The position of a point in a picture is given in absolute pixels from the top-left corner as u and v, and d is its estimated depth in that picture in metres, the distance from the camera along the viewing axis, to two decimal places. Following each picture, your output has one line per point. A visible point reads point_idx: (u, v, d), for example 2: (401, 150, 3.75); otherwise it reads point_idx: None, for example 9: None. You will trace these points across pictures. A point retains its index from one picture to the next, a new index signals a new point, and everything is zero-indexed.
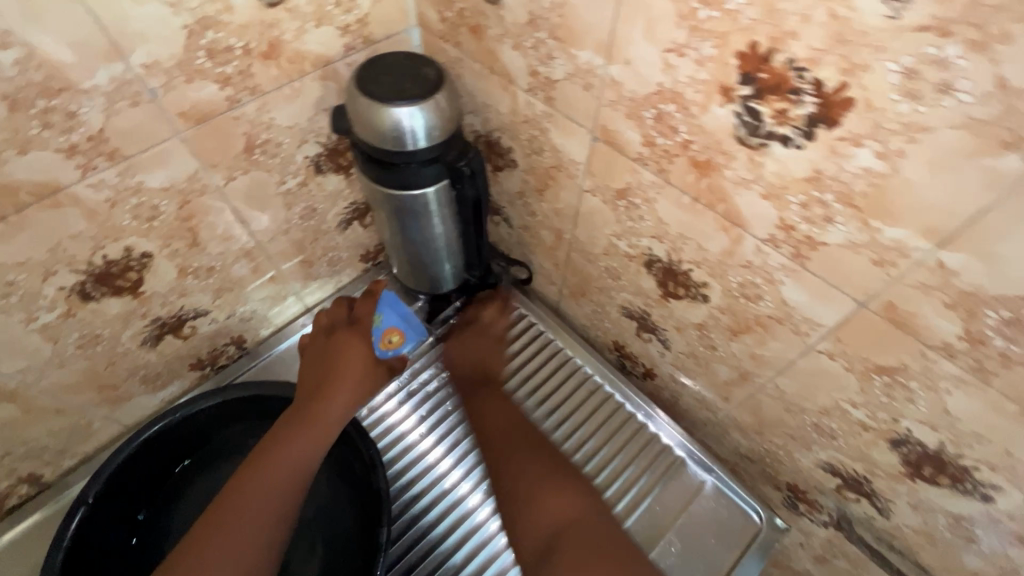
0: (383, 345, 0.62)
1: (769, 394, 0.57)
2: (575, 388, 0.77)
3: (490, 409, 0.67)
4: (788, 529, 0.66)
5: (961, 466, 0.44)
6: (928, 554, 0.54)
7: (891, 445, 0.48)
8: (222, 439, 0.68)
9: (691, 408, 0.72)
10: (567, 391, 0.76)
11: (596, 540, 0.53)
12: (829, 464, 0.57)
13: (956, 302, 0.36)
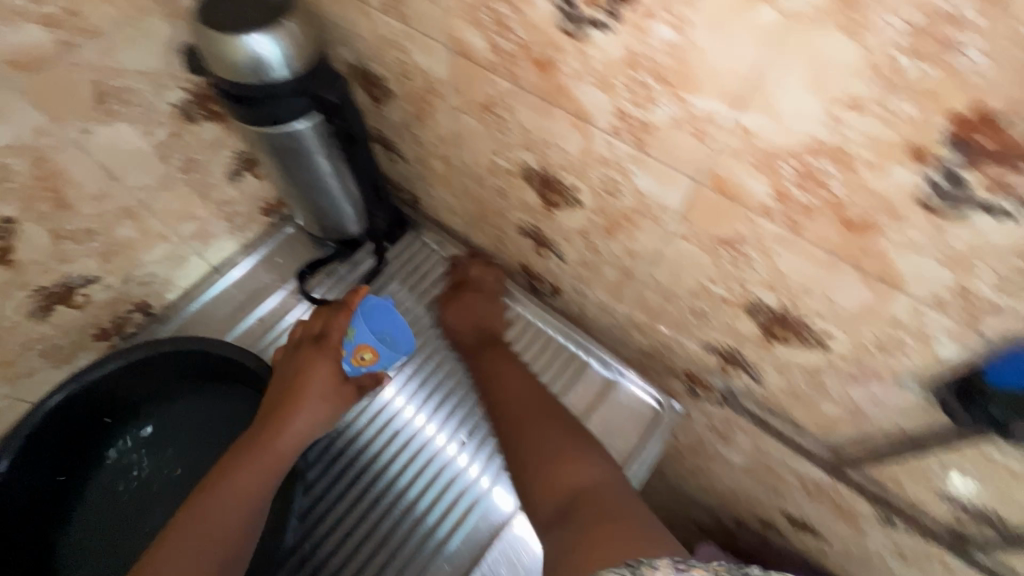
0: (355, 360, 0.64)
1: (650, 288, 0.61)
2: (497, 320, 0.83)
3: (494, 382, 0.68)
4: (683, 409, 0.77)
5: (801, 321, 0.49)
6: (796, 410, 0.60)
7: (747, 312, 0.53)
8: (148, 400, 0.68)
9: (596, 316, 0.76)
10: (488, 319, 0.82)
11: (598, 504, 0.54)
12: (709, 345, 0.62)
13: (761, 162, 0.39)
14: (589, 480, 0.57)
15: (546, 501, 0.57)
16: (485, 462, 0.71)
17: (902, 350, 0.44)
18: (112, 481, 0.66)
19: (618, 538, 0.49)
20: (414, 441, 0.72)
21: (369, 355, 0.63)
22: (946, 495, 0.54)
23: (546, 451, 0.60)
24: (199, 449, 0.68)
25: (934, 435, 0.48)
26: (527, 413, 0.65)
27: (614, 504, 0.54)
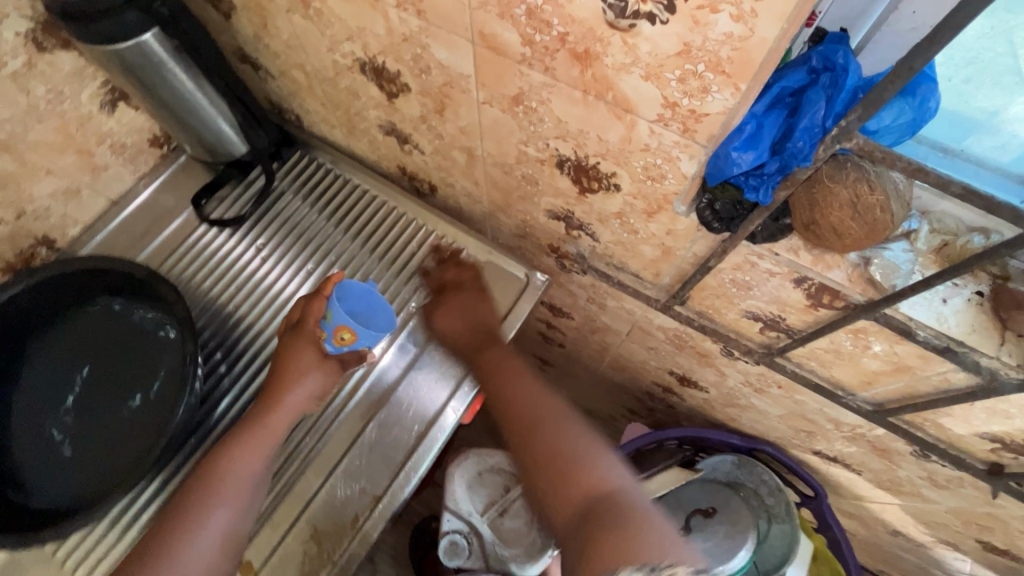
0: (337, 341, 0.66)
1: (490, 164, 0.67)
2: (378, 215, 0.86)
3: (508, 376, 0.69)
4: (546, 282, 0.81)
5: (593, 165, 0.56)
6: (629, 260, 0.69)
7: (558, 167, 0.60)
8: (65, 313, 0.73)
9: (470, 207, 0.82)
10: (368, 216, 0.86)
11: (613, 530, 0.50)
12: (551, 211, 0.69)
13: (501, 9, 0.44)
14: (601, 489, 0.56)
15: (559, 511, 0.57)
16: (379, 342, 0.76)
17: (662, 175, 0.51)
18: (32, 387, 0.70)
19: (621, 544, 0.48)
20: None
21: (348, 336, 0.65)
22: (748, 311, 0.63)
23: (549, 465, 0.59)
24: (102, 363, 0.72)
25: (713, 252, 0.56)
26: (532, 417, 0.64)
27: (628, 515, 0.52)
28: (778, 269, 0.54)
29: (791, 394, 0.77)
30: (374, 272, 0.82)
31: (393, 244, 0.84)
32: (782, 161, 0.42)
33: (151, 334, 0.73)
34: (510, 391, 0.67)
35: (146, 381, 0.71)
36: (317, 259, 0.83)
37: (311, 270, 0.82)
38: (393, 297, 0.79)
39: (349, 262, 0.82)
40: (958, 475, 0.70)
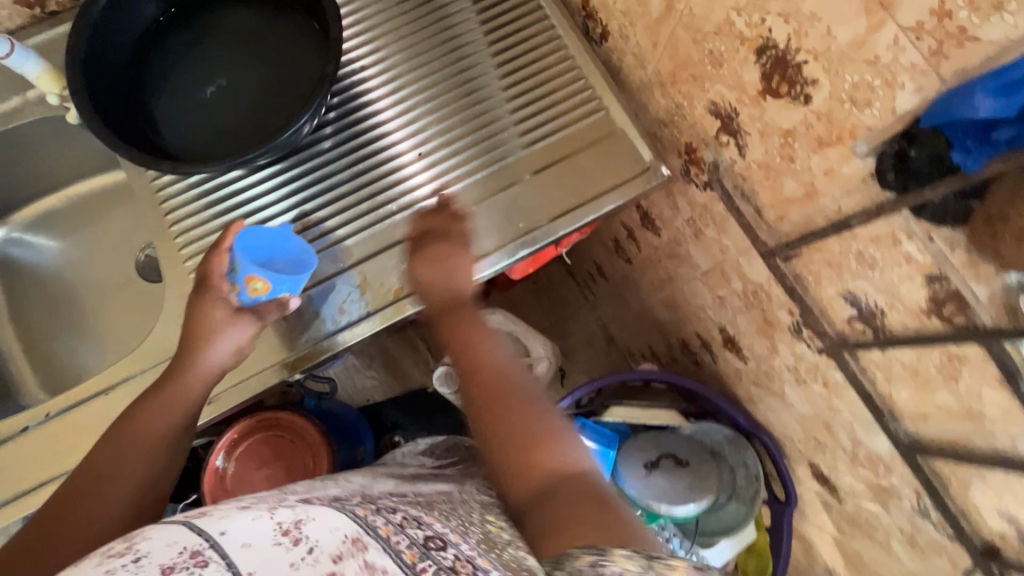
0: (251, 291, 0.69)
1: (684, 24, 0.62)
2: (529, 43, 0.82)
3: (470, 335, 0.65)
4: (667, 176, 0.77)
5: (797, 63, 0.50)
6: (762, 191, 0.65)
7: (756, 56, 0.55)
8: None
9: (628, 72, 0.78)
10: (508, 46, 0.82)
11: (579, 504, 0.48)
12: (715, 104, 0.64)
13: None
14: (563, 466, 0.53)
15: (514, 484, 0.54)
16: (438, 182, 0.78)
17: (869, 101, 0.46)
18: (183, 41, 0.75)
19: (592, 521, 0.46)
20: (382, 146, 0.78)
21: (262, 285, 0.68)
22: (850, 294, 0.60)
23: (504, 438, 0.56)
24: (243, 51, 0.74)
25: (861, 211, 0.52)
26: (491, 387, 0.59)
27: (594, 492, 0.50)
28: (917, 258, 0.50)
29: (831, 398, 0.75)
30: (501, 97, 0.80)
31: (534, 78, 0.80)
32: (1020, 130, 0.37)
33: (294, 44, 0.74)
34: (475, 355, 0.63)
35: (269, 86, 0.73)
36: (453, 62, 0.81)
37: (444, 68, 0.81)
38: (482, 139, 0.79)
39: (484, 77, 0.81)
40: (943, 541, 0.69)
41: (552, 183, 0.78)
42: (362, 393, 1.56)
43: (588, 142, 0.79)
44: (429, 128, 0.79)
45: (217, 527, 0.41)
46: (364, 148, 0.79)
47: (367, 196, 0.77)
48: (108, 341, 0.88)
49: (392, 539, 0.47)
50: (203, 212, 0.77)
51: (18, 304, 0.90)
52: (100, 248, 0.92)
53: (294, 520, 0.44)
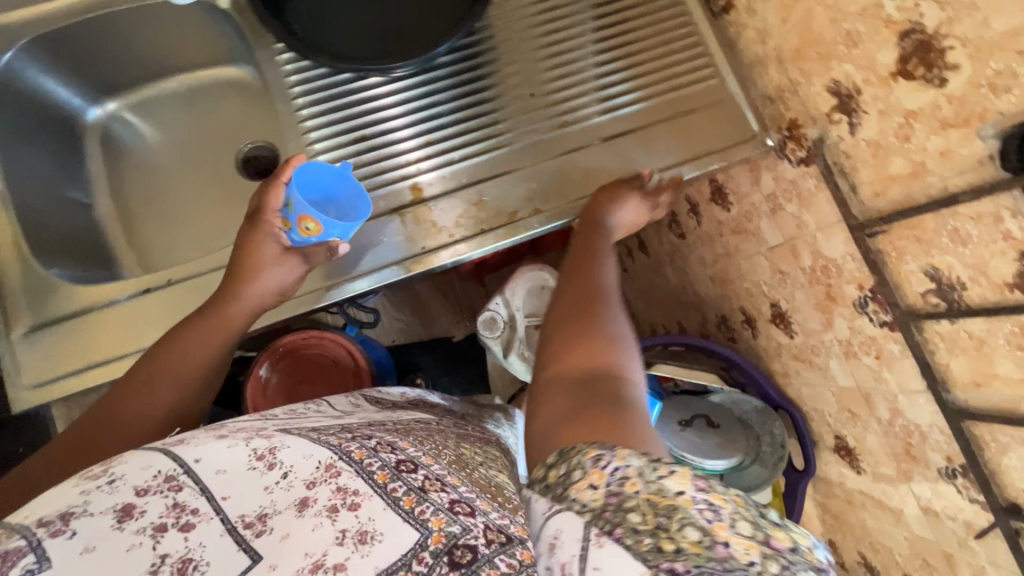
0: (303, 229, 0.70)
1: (827, 3, 0.69)
2: (640, 18, 0.89)
3: (583, 267, 0.72)
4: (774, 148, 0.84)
5: (943, 48, 0.58)
6: (864, 169, 0.72)
7: (899, 39, 0.62)
8: None
9: (745, 47, 0.84)
10: (611, 26, 0.88)
11: (607, 400, 0.53)
12: (836, 83, 0.71)
13: None
14: (606, 362, 0.58)
15: (549, 372, 0.60)
16: (430, 159, 0.81)
17: (1008, 87, 0.53)
18: None
19: (609, 421, 0.50)
20: (382, 120, 0.82)
21: (313, 225, 0.70)
22: (932, 268, 0.67)
23: (578, 336, 0.62)
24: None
25: (972, 187, 0.59)
26: (583, 304, 0.67)
27: (623, 398, 0.54)
28: (1015, 235, 0.57)
29: (880, 370, 0.83)
30: (597, 62, 0.86)
31: (632, 51, 0.87)
32: None
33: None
34: (585, 273, 0.71)
35: (419, 23, 0.83)
36: (561, 22, 0.88)
37: (550, 25, 0.88)
38: (541, 104, 0.84)
39: (585, 41, 0.87)
40: (962, 504, 0.78)
41: (621, 151, 0.84)
42: (390, 332, 1.59)
43: (665, 117, 0.85)
44: (451, 100, 0.83)
45: (192, 454, 0.45)
46: (399, 99, 0.83)
47: (361, 158, 0.81)
48: (207, 231, 0.89)
49: (365, 462, 0.48)
50: (323, 118, 0.82)
51: (122, 181, 0.91)
52: (202, 137, 0.94)
53: (267, 446, 0.47)
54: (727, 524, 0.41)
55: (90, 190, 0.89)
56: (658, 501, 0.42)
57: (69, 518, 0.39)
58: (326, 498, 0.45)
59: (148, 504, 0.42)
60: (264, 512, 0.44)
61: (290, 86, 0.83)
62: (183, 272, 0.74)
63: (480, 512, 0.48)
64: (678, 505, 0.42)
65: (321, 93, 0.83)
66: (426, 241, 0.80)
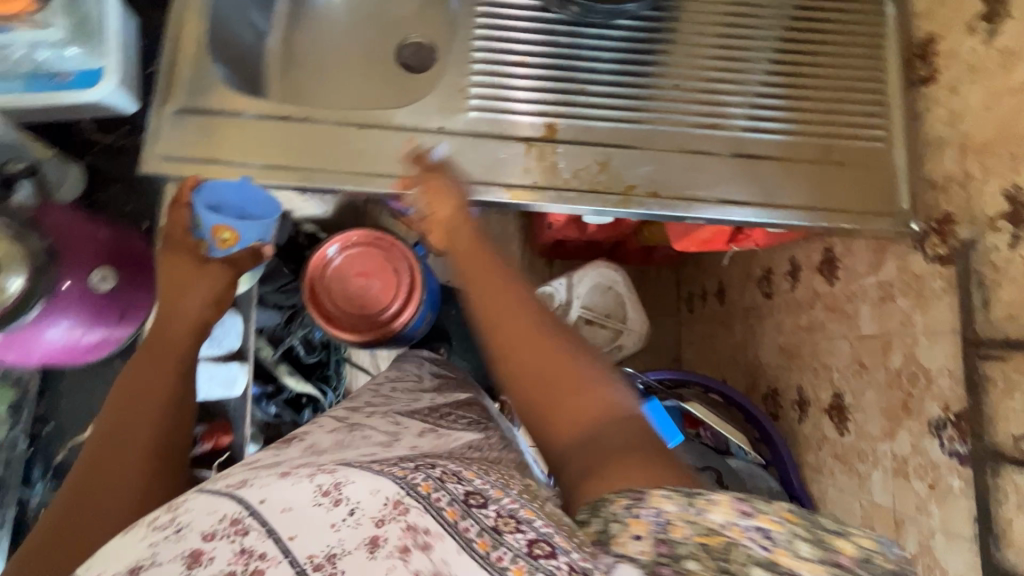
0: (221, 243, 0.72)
1: None
2: (829, 58, 0.86)
3: (497, 295, 0.65)
4: (919, 234, 0.78)
5: None
6: (1006, 287, 0.66)
7: None
8: None
9: (928, 125, 0.79)
10: (790, 53, 0.85)
11: (627, 451, 0.53)
12: (1014, 189, 0.66)
13: None
14: (608, 405, 0.57)
15: (552, 431, 0.57)
16: (537, 97, 0.79)
17: None
18: None
19: (639, 471, 0.50)
20: (505, 42, 0.81)
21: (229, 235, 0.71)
22: None
23: (547, 384, 0.58)
24: None
25: None
26: (528, 341, 0.60)
27: (635, 438, 0.54)
28: None
29: (927, 500, 0.77)
30: (763, 82, 0.84)
31: (801, 87, 0.84)
32: None
33: None
34: (498, 311, 0.63)
35: None
36: (748, 34, 0.85)
37: (729, 30, 0.85)
38: (687, 97, 0.82)
39: (761, 58, 0.84)
40: None
41: (744, 172, 0.81)
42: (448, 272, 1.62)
43: (803, 158, 0.83)
44: (577, 52, 0.82)
45: (257, 497, 0.45)
46: (538, 33, 0.81)
47: (468, 70, 0.80)
48: (347, 101, 0.95)
49: (432, 497, 0.47)
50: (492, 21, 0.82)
51: (297, 26, 0.98)
52: (376, 15, 0.99)
53: (334, 483, 0.46)
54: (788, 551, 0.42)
55: (269, 23, 0.96)
56: (711, 544, 0.43)
57: (139, 569, 0.40)
58: (396, 536, 0.42)
59: (216, 549, 0.40)
60: (333, 552, 0.41)
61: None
62: (303, 114, 0.78)
63: (561, 550, 0.43)
64: (730, 539, 0.43)
65: (501, 2, 0.83)
66: (541, 179, 0.76)
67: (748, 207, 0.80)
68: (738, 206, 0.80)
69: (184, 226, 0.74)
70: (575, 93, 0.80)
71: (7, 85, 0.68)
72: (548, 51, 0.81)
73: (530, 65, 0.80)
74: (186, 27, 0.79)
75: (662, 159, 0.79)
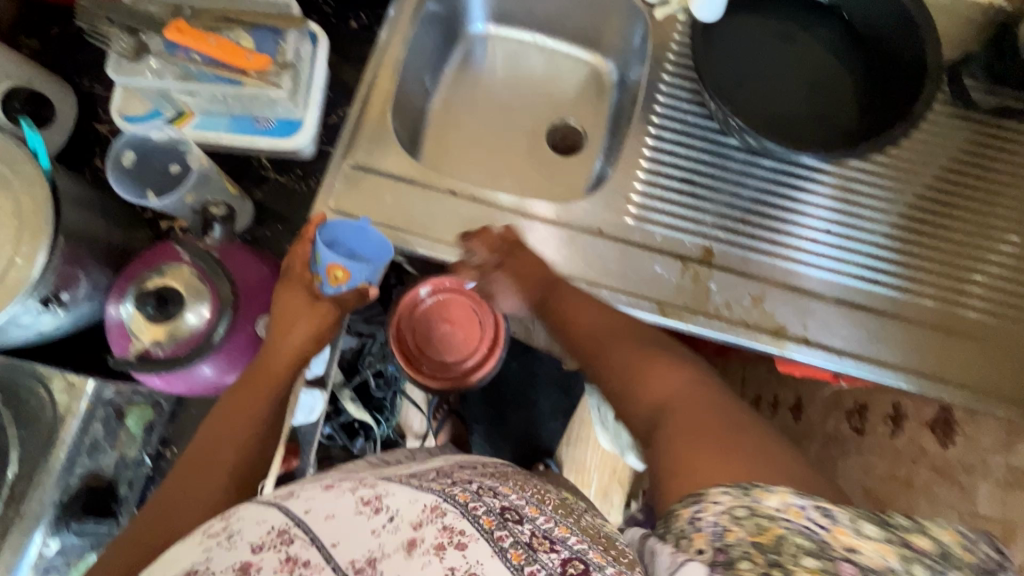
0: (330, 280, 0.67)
1: None
2: (967, 225, 0.81)
3: (579, 308, 0.70)
4: None
5: None
6: None
7: None
8: (846, 25, 0.80)
9: None
10: (918, 209, 0.81)
11: (699, 422, 0.52)
12: None
13: None
14: (676, 386, 0.58)
15: (630, 409, 0.60)
16: (646, 209, 0.80)
17: None
18: (767, 24, 0.80)
19: (708, 448, 0.48)
20: (629, 150, 0.82)
21: (342, 272, 0.67)
22: None
23: (624, 376, 0.62)
24: (793, 68, 0.79)
25: None
26: (602, 343, 0.67)
27: (706, 408, 0.53)
28: None
29: None
30: (883, 235, 0.80)
31: (949, 254, 0.80)
32: None
33: (835, 92, 0.78)
34: (577, 320, 0.70)
35: (789, 108, 0.78)
36: (916, 189, 0.82)
37: (851, 174, 0.82)
38: (797, 238, 0.79)
39: (925, 216, 0.81)
40: None
41: (854, 325, 0.76)
42: None
43: (953, 329, 0.78)
44: (691, 171, 0.81)
45: (303, 506, 0.43)
46: (657, 148, 0.82)
47: (619, 180, 0.81)
48: (495, 176, 0.97)
49: (470, 505, 0.45)
50: (644, 134, 0.83)
51: (459, 92, 1.01)
52: (534, 93, 1.02)
53: (374, 492, 0.44)
54: (851, 530, 0.40)
55: (436, 83, 0.99)
56: (764, 539, 0.39)
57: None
58: (432, 536, 0.41)
59: (263, 561, 0.39)
60: (372, 557, 0.40)
61: (655, 97, 0.84)
62: (469, 192, 0.79)
63: (594, 569, 0.43)
64: (783, 527, 0.40)
65: (674, 118, 0.83)
66: (692, 301, 0.76)
67: (890, 371, 0.75)
68: (843, 355, 0.75)
69: (304, 261, 0.69)
70: (692, 217, 0.80)
71: (217, 121, 0.73)
72: (668, 168, 0.81)
73: (647, 177, 0.81)
74: (377, 89, 0.82)
75: (773, 297, 0.76)
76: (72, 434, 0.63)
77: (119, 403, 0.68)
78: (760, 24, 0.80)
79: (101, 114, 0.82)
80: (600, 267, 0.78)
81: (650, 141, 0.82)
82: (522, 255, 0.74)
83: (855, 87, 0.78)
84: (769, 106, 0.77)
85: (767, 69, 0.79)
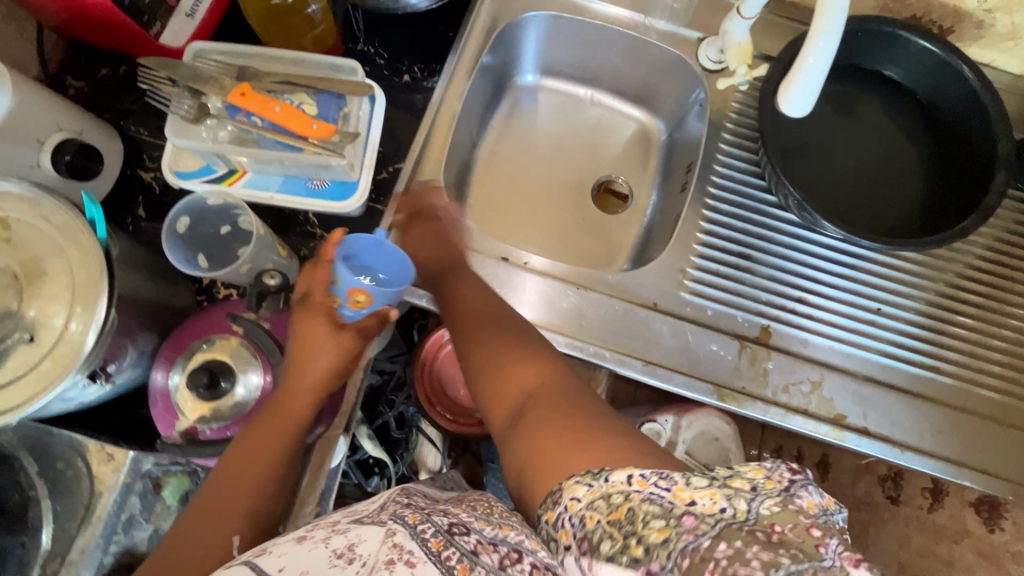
0: (352, 304, 0.61)
1: None
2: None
3: (462, 288, 0.69)
4: None
5: None
6: None
7: None
8: (916, 106, 0.78)
9: None
10: (981, 293, 0.79)
11: (565, 407, 0.52)
12: None
13: None
14: (549, 376, 0.57)
15: (495, 414, 0.57)
16: (703, 286, 0.78)
17: None
18: (832, 99, 0.78)
19: (581, 451, 0.46)
20: (685, 223, 0.80)
21: (364, 295, 0.61)
22: None
23: (493, 365, 0.60)
24: (857, 148, 0.78)
25: None
26: (473, 331, 0.64)
27: (567, 398, 0.53)
28: None
29: None
30: (945, 318, 0.78)
31: (1011, 342, 0.78)
32: None
33: (901, 175, 0.77)
34: (453, 303, 0.68)
35: (851, 190, 0.76)
36: (976, 268, 0.79)
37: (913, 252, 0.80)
38: (858, 321, 0.77)
39: (988, 301, 0.78)
40: None
41: (913, 415, 0.74)
42: None
43: (1012, 423, 0.76)
44: (748, 245, 0.79)
45: (275, 565, 0.38)
46: (714, 220, 0.80)
47: (673, 253, 0.79)
48: (541, 232, 0.95)
49: (433, 536, 0.40)
50: (700, 206, 0.81)
51: (505, 142, 0.99)
52: (580, 146, 1.00)
53: (347, 543, 0.39)
54: (684, 485, 0.39)
55: (481, 133, 0.97)
56: (618, 515, 0.39)
57: None
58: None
59: None
60: None
61: (712, 166, 0.82)
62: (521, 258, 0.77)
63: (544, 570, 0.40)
64: (632, 500, 0.40)
65: (730, 189, 0.82)
66: (750, 384, 0.74)
67: (945, 465, 0.73)
68: (898, 448, 0.73)
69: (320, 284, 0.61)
70: (750, 296, 0.77)
71: (270, 181, 0.71)
72: (725, 242, 0.79)
73: (704, 251, 0.79)
74: (430, 148, 0.80)
75: (832, 384, 0.74)
76: (107, 512, 0.62)
77: (156, 475, 0.66)
78: (827, 98, 0.77)
79: (145, 161, 0.80)
80: (653, 344, 0.75)
81: (706, 215, 0.80)
82: (439, 225, 0.75)
83: (920, 171, 0.77)
84: (832, 187, 0.76)
85: (831, 147, 0.78)
